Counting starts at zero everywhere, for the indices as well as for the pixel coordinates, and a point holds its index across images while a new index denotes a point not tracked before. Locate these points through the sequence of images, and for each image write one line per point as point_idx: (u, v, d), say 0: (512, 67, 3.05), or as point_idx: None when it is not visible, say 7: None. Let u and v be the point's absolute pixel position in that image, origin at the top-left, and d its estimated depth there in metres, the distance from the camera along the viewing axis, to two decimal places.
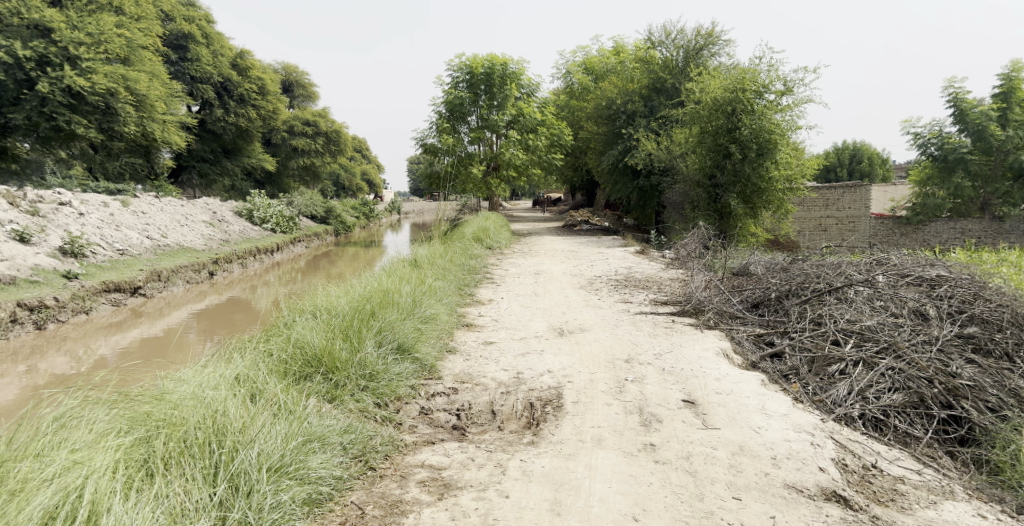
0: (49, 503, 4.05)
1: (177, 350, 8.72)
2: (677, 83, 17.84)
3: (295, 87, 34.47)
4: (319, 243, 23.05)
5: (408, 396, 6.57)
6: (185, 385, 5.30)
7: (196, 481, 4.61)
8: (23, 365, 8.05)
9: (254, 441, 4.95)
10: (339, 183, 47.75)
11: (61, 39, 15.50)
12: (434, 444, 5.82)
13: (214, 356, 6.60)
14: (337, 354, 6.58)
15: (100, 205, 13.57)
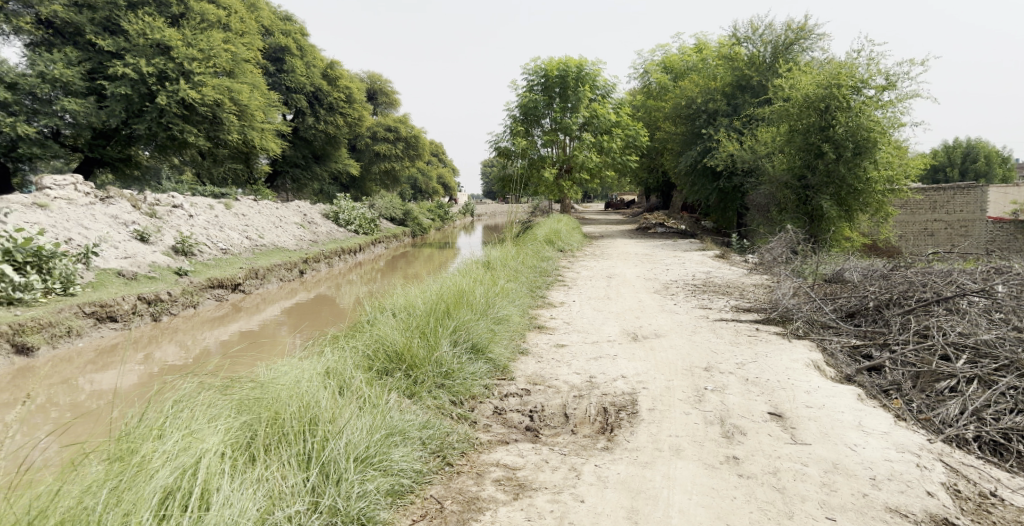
0: (168, 479, 4.18)
1: (274, 344, 9.04)
2: (763, 79, 17.11)
3: (379, 95, 35.48)
4: (397, 244, 23.60)
5: (482, 395, 6.59)
6: (283, 375, 5.54)
7: (291, 467, 4.77)
8: (141, 351, 8.54)
9: (342, 431, 5.10)
10: (417, 187, 48.79)
11: (177, 56, 16.49)
12: (508, 444, 5.79)
13: (306, 350, 6.84)
14: (416, 352, 6.69)
15: (207, 207, 14.40)
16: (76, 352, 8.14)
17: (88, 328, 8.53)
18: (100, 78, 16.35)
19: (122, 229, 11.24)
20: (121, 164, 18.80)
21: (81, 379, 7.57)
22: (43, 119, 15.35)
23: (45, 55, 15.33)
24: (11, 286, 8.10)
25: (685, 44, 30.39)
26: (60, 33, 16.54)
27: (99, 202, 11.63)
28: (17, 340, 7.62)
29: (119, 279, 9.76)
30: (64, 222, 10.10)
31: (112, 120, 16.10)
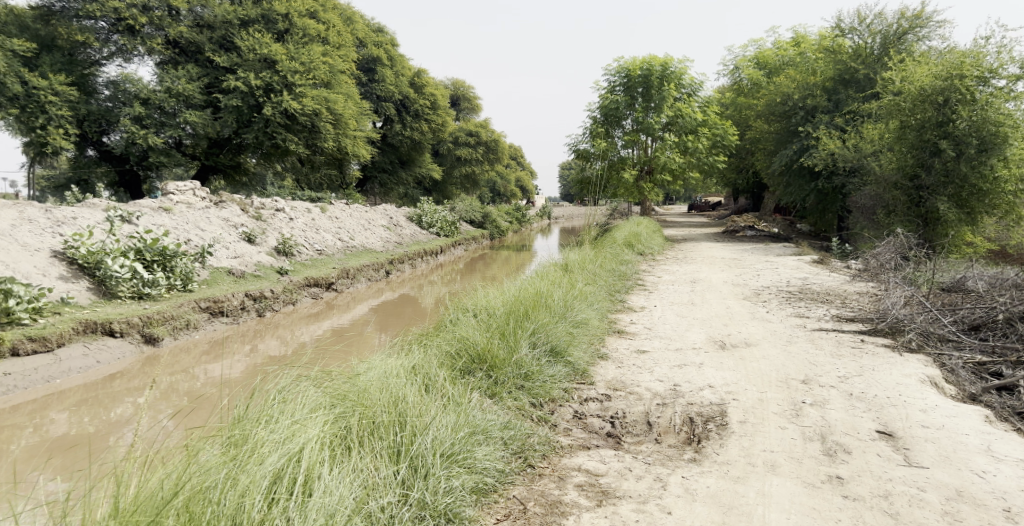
0: (278, 464, 4.28)
1: (365, 340, 9.28)
2: (871, 72, 15.98)
3: (461, 101, 36.04)
4: (475, 246, 23.85)
5: (561, 399, 6.47)
6: (373, 370, 5.66)
7: (382, 459, 4.85)
8: (246, 344, 8.96)
9: (429, 426, 5.14)
10: (495, 190, 49.16)
11: (281, 69, 17.39)
12: (589, 450, 5.64)
13: (393, 346, 7.00)
14: (496, 353, 6.66)
15: (305, 211, 15.02)
16: (193, 342, 8.58)
17: (203, 322, 8.99)
18: (216, 92, 17.52)
19: (233, 231, 11.93)
20: (232, 173, 20.38)
21: (196, 368, 7.97)
22: (167, 130, 16.63)
23: (173, 72, 16.54)
24: (141, 282, 8.85)
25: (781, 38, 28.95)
26: (184, 52, 17.72)
27: (214, 207, 12.46)
28: (146, 331, 8.12)
29: (228, 277, 10.36)
30: (184, 224, 10.92)
31: (226, 130, 17.23)
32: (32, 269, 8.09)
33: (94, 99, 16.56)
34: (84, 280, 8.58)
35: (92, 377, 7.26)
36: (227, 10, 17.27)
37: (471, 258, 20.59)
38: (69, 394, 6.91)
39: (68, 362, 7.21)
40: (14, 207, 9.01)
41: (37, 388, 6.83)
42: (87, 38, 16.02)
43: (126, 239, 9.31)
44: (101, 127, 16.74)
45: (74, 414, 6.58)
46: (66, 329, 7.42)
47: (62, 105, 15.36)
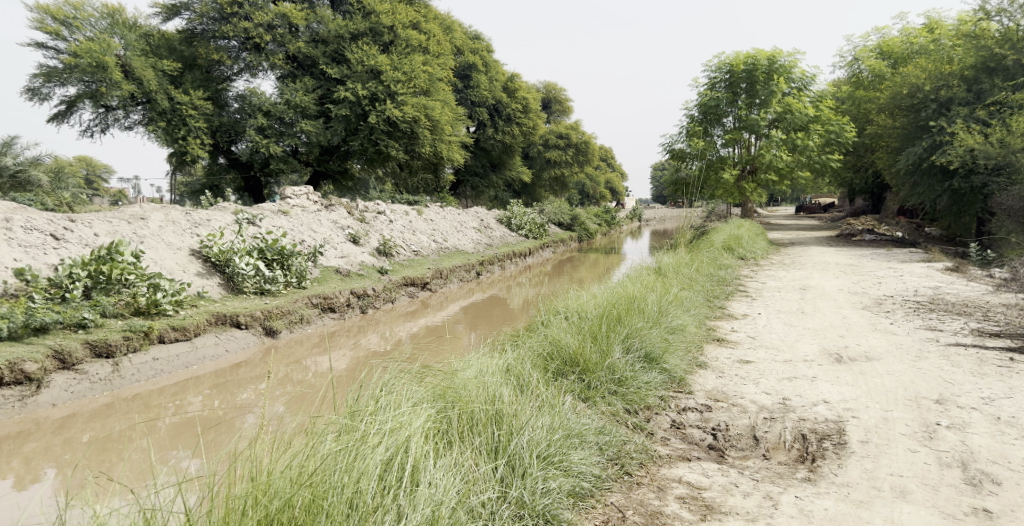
0: (388, 452, 4.25)
1: (457, 338, 9.34)
2: (1020, 57, 14.53)
3: (553, 103, 35.96)
4: (564, 249, 23.68)
5: (657, 407, 6.19)
6: (468, 368, 5.67)
7: (481, 455, 4.80)
8: (350, 338, 9.21)
9: (526, 426, 5.07)
10: (585, 192, 48.76)
11: (386, 79, 18.01)
12: (690, 462, 5.33)
13: (486, 345, 7.00)
14: (589, 356, 6.48)
15: (403, 213, 15.43)
16: (305, 336, 8.93)
17: (315, 317, 9.34)
18: (328, 102, 18.43)
19: (340, 232, 12.41)
20: (340, 178, 21.31)
21: (308, 360, 8.24)
22: (287, 140, 17.72)
23: (292, 85, 17.50)
24: (263, 279, 9.35)
25: (907, 26, 26.64)
26: (302, 66, 18.66)
27: (324, 209, 13.06)
28: (267, 324, 8.52)
29: (336, 275, 10.76)
30: (298, 225, 11.52)
31: (337, 138, 18.13)
32: (174, 266, 8.74)
33: (226, 112, 18.09)
34: (216, 276, 9.18)
35: (222, 364, 7.64)
36: (339, 25, 18.17)
37: (560, 260, 20.42)
38: (204, 378, 7.26)
39: (202, 349, 7.62)
40: (160, 210, 9.80)
41: (178, 373, 7.23)
42: (221, 57, 17.47)
43: (251, 239, 9.94)
44: (231, 137, 18.17)
45: (207, 397, 6.87)
46: (202, 321, 7.84)
47: (201, 118, 16.86)
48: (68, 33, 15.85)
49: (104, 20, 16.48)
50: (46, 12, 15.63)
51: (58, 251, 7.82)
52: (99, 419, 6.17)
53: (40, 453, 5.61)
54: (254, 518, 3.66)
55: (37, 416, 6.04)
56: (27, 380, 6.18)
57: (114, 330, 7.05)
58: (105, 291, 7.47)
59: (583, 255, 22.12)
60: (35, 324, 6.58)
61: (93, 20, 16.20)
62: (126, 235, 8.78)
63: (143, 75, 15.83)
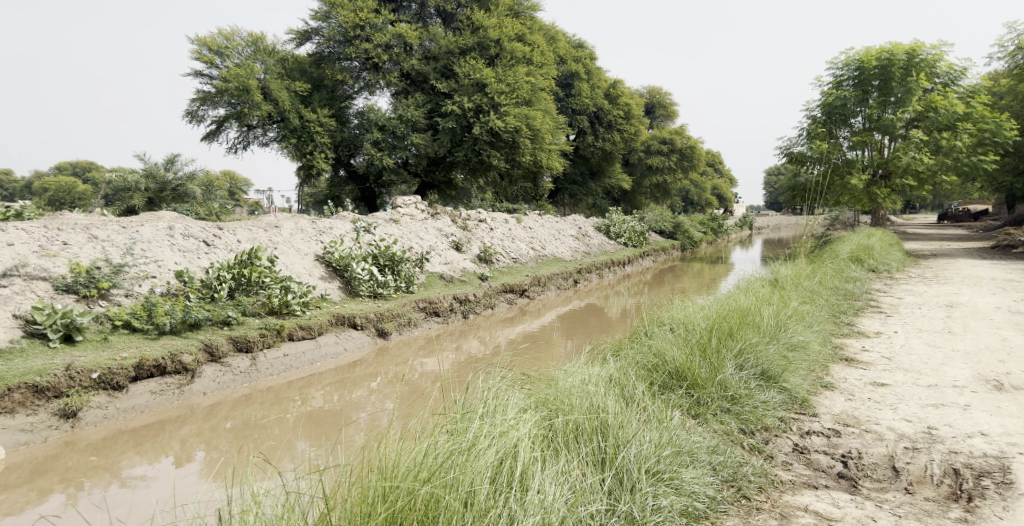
0: (497, 456, 4.08)
1: (554, 345, 9.02)
2: None
3: (657, 108, 35.06)
4: (666, 257, 22.87)
5: (777, 428, 5.66)
6: (569, 377, 5.46)
7: (587, 467, 4.56)
8: (453, 341, 9.16)
9: (633, 439, 4.78)
10: (688, 199, 47.23)
11: (490, 91, 18.19)
12: (817, 490, 4.79)
13: (585, 354, 6.74)
14: (698, 371, 6.05)
15: (502, 221, 15.51)
16: (413, 338, 9.02)
17: (420, 320, 9.44)
18: (436, 116, 18.92)
19: (444, 239, 12.59)
20: (444, 188, 21.81)
21: (414, 360, 8.26)
22: (399, 152, 18.40)
23: (405, 101, 18.22)
24: (377, 283, 9.58)
25: None
26: (414, 82, 19.28)
27: (431, 218, 13.33)
28: (379, 326, 8.69)
29: (440, 282, 10.88)
30: (407, 233, 11.79)
31: (443, 150, 18.62)
32: (301, 269, 9.18)
33: (347, 128, 18.94)
34: (336, 279, 9.50)
35: (340, 363, 7.84)
36: (449, 41, 18.64)
37: (661, 269, 19.75)
38: (325, 374, 7.45)
39: (324, 347, 7.87)
40: (290, 220, 10.35)
41: (305, 369, 7.48)
42: (345, 77, 18.29)
43: (367, 245, 10.28)
44: (350, 151, 19.05)
45: (329, 392, 7.01)
46: (324, 321, 8.10)
47: (325, 134, 17.77)
48: (221, 61, 17.27)
49: (249, 49, 17.78)
50: (203, 43, 17.14)
51: (209, 256, 8.42)
52: (240, 407, 6.40)
53: (195, 435, 5.81)
54: (382, 512, 3.57)
55: (191, 403, 6.33)
56: (184, 370, 6.49)
57: (252, 327, 7.42)
58: (245, 292, 7.94)
59: (685, 264, 21.19)
60: (190, 320, 7.01)
61: (241, 49, 17.49)
62: (263, 241, 9.31)
63: (279, 96, 16.94)
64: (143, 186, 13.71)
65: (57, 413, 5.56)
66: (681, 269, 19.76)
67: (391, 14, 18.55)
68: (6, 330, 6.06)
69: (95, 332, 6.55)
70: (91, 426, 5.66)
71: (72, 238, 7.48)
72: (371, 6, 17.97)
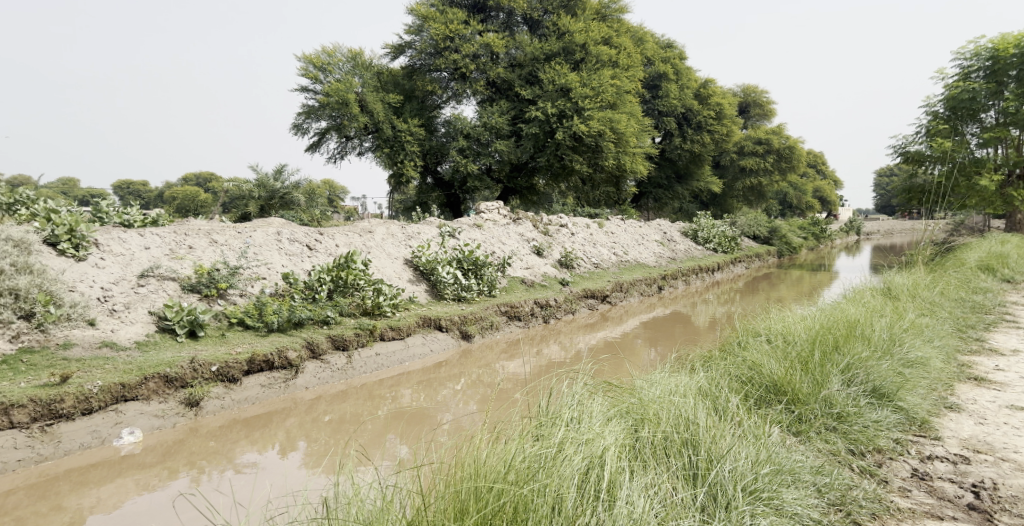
0: (582, 464, 3.99)
1: (637, 353, 8.73)
2: None
3: (752, 107, 33.68)
4: (761, 264, 21.88)
5: (891, 450, 5.22)
6: (654, 387, 5.31)
7: (679, 481, 4.35)
8: (535, 346, 9.10)
9: (727, 453, 4.52)
10: (787, 202, 45.03)
11: (574, 95, 18.08)
12: (943, 522, 4.36)
13: (672, 363, 6.54)
14: (799, 385, 5.69)
15: (584, 227, 15.43)
16: (494, 341, 9.10)
17: (503, 324, 9.50)
18: (520, 122, 19.07)
19: (526, 244, 12.66)
20: (526, 193, 21.95)
21: (496, 363, 8.29)
22: (483, 159, 18.67)
23: (490, 109, 18.53)
24: (461, 287, 9.75)
25: None
26: (499, 90, 19.56)
27: (513, 223, 13.48)
28: (463, 328, 8.81)
29: (522, 286, 10.94)
30: (490, 238, 11.97)
31: (525, 155, 18.81)
32: (392, 273, 9.52)
33: (434, 136, 19.42)
34: (422, 283, 9.74)
35: (427, 363, 8.01)
36: (535, 48, 18.78)
37: (755, 276, 18.91)
38: (413, 374, 7.63)
39: (413, 348, 8.08)
40: (381, 226, 10.75)
41: (395, 368, 7.70)
42: (434, 87, 18.88)
43: (452, 250, 10.52)
44: (437, 159, 19.52)
45: (416, 391, 7.14)
46: (412, 322, 8.32)
47: (415, 143, 18.31)
48: (324, 77, 18.17)
49: (348, 64, 18.61)
50: (309, 61, 18.08)
51: (311, 260, 8.86)
52: (337, 403, 6.65)
53: (297, 427, 6.10)
54: (473, 513, 3.54)
55: (296, 396, 6.66)
56: (289, 365, 6.84)
57: (348, 327, 7.72)
58: (342, 293, 8.28)
59: (781, 271, 20.20)
60: (295, 319, 7.39)
61: (342, 64, 18.34)
62: (358, 245, 9.70)
63: (375, 108, 17.64)
64: (255, 194, 14.68)
65: (183, 401, 5.97)
66: (777, 276, 18.85)
67: (479, 25, 18.89)
68: (143, 325, 6.60)
69: (215, 328, 7.03)
70: (211, 414, 6.05)
71: (196, 242, 8.08)
72: (460, 19, 18.37)
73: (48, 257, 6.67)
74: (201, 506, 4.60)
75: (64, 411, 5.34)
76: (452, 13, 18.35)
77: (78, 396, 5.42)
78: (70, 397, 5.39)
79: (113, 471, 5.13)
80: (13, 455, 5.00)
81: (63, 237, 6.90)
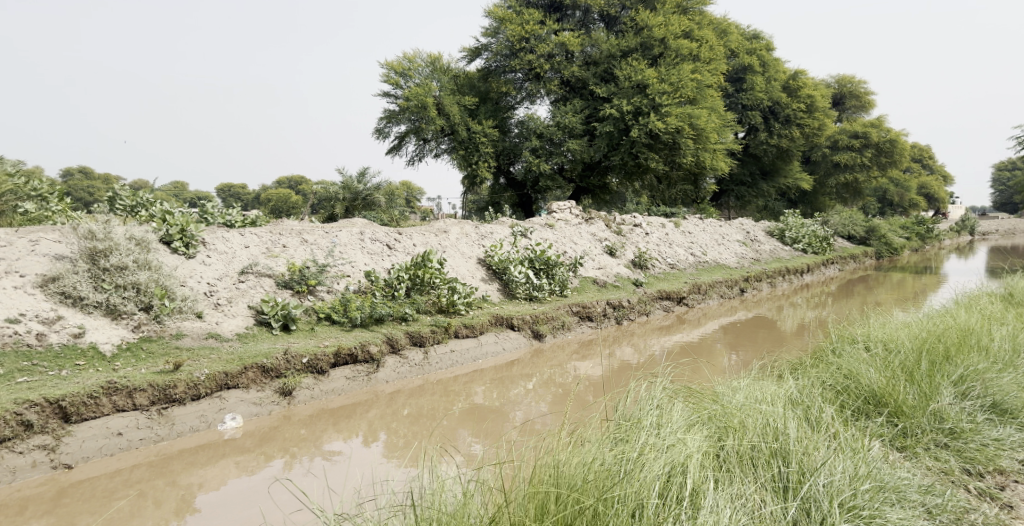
0: (665, 469, 3.99)
1: (717, 358, 8.58)
2: None
3: (848, 98, 32.23)
4: (857, 266, 20.83)
5: (1015, 472, 4.85)
6: (738, 394, 5.25)
7: (769, 494, 4.19)
8: (608, 347, 9.10)
9: (821, 467, 4.31)
10: (888, 199, 42.57)
11: (651, 92, 17.84)
12: None
13: (760, 370, 6.40)
14: (903, 397, 5.39)
15: (659, 226, 15.27)
16: (566, 341, 9.16)
17: (574, 324, 9.55)
18: (594, 121, 19.04)
19: (598, 244, 12.66)
20: (599, 192, 21.85)
21: (569, 364, 8.35)
22: (555, 159, 18.72)
23: (563, 108, 18.57)
24: (532, 286, 9.87)
25: None
26: (574, 88, 19.58)
27: (585, 223, 13.52)
28: (535, 328, 8.92)
29: (594, 286, 10.96)
30: (562, 238, 12.07)
31: (599, 154, 18.72)
32: (466, 272, 9.77)
33: (508, 137, 19.61)
34: (495, 282, 9.94)
35: (499, 361, 8.18)
36: (611, 45, 18.61)
37: (850, 278, 18.08)
38: (486, 371, 7.82)
39: (485, 346, 8.26)
40: (456, 226, 11.03)
41: (467, 365, 7.90)
42: (509, 89, 19.12)
43: (524, 249, 10.67)
44: (509, 159, 19.78)
45: (490, 388, 7.30)
46: (485, 320, 8.51)
47: (489, 144, 18.53)
48: (404, 82, 18.72)
49: (428, 68, 19.10)
50: (390, 67, 18.69)
51: (390, 259, 9.20)
52: (415, 397, 6.91)
53: (378, 418, 6.38)
54: (554, 512, 3.62)
55: (377, 388, 6.97)
56: (371, 359, 7.15)
57: (425, 324, 7.98)
58: (419, 291, 8.57)
59: (881, 273, 19.12)
60: (376, 315, 7.71)
61: (421, 69, 18.86)
62: (434, 245, 10.00)
63: (451, 111, 18.03)
64: (341, 196, 15.37)
65: (278, 391, 6.36)
66: (874, 278, 17.89)
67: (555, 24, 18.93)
68: (243, 318, 7.07)
69: (305, 322, 7.44)
70: (303, 404, 6.42)
71: (289, 241, 8.56)
72: (536, 19, 18.49)
73: (163, 254, 7.25)
74: (300, 490, 4.89)
75: (177, 396, 5.80)
76: (528, 13, 18.45)
77: (188, 382, 5.88)
78: (182, 383, 5.84)
79: (217, 453, 5.53)
80: (135, 434, 5.47)
81: (175, 235, 7.48)
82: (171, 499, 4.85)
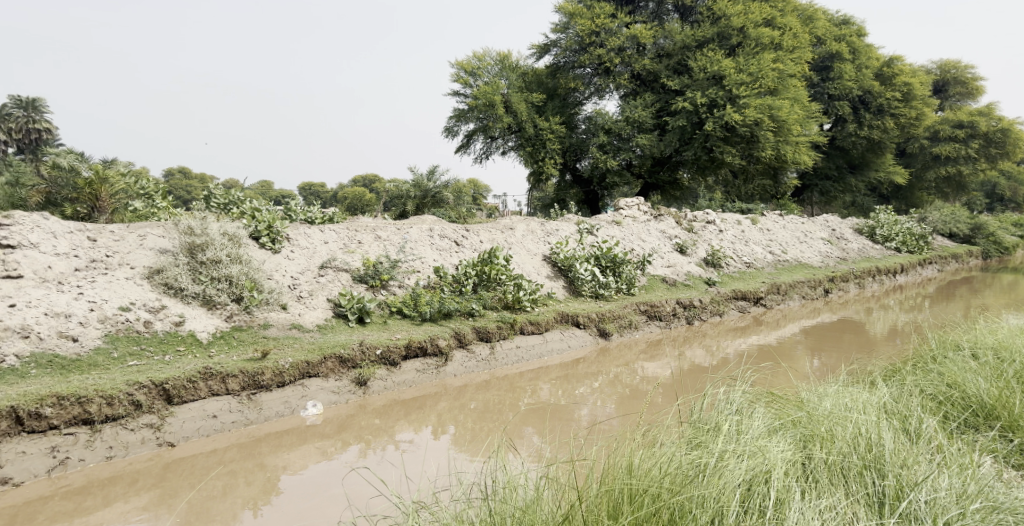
0: (746, 475, 3.93)
1: (798, 362, 8.32)
2: None
3: (951, 85, 30.50)
4: (958, 266, 19.74)
5: None
6: (825, 400, 5.09)
7: (863, 509, 4.03)
8: (677, 347, 8.99)
9: (922, 483, 4.10)
10: (999, 193, 39.73)
11: (728, 83, 17.42)
12: None
13: (849, 376, 6.18)
14: (1017, 410, 5.12)
15: (735, 223, 14.90)
16: (634, 341, 9.11)
17: (642, 323, 9.49)
18: (665, 115, 18.76)
19: (667, 242, 12.50)
20: (669, 188, 21.52)
21: (635, 363, 8.31)
22: (623, 154, 18.56)
23: (633, 103, 18.39)
24: (598, 284, 9.85)
25: None
26: (644, 82, 19.34)
27: (654, 220, 13.38)
28: (601, 326, 8.91)
29: (663, 285, 10.83)
30: (630, 235, 12.00)
31: (669, 149, 18.37)
32: (532, 269, 9.86)
33: (576, 133, 19.59)
34: (561, 279, 9.99)
35: (566, 358, 8.23)
36: (686, 35, 18.32)
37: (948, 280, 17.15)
38: (552, 369, 7.88)
39: (551, 343, 8.33)
40: (523, 222, 11.15)
41: (533, 361, 7.99)
42: (577, 84, 19.17)
43: (590, 247, 10.66)
44: (576, 156, 19.80)
45: (556, 386, 7.37)
46: (551, 318, 8.57)
47: (556, 140, 18.55)
48: (474, 81, 19.00)
49: (497, 66, 19.27)
50: (460, 66, 18.98)
51: (458, 255, 9.40)
52: (483, 391, 7.05)
53: (446, 411, 6.55)
54: (629, 513, 3.65)
55: (446, 382, 7.15)
56: (439, 353, 7.35)
57: (491, 319, 8.11)
58: (486, 287, 8.71)
59: (988, 274, 18.15)
60: (444, 310, 7.91)
61: (491, 67, 19.07)
62: (501, 241, 10.15)
63: (519, 108, 18.15)
64: (412, 193, 15.77)
65: (355, 380, 6.63)
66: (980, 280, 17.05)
67: (627, 17, 18.75)
68: (323, 311, 7.39)
69: (379, 316, 7.71)
70: (377, 394, 6.66)
71: (365, 237, 8.89)
72: (608, 12, 18.36)
73: (251, 248, 7.68)
74: (382, 480, 5.08)
75: (264, 383, 6.14)
76: (600, 7, 18.31)
77: (275, 370, 6.22)
78: (269, 370, 6.19)
79: (299, 438, 5.81)
80: (227, 417, 5.82)
81: (263, 231, 7.92)
82: (259, 481, 5.14)
